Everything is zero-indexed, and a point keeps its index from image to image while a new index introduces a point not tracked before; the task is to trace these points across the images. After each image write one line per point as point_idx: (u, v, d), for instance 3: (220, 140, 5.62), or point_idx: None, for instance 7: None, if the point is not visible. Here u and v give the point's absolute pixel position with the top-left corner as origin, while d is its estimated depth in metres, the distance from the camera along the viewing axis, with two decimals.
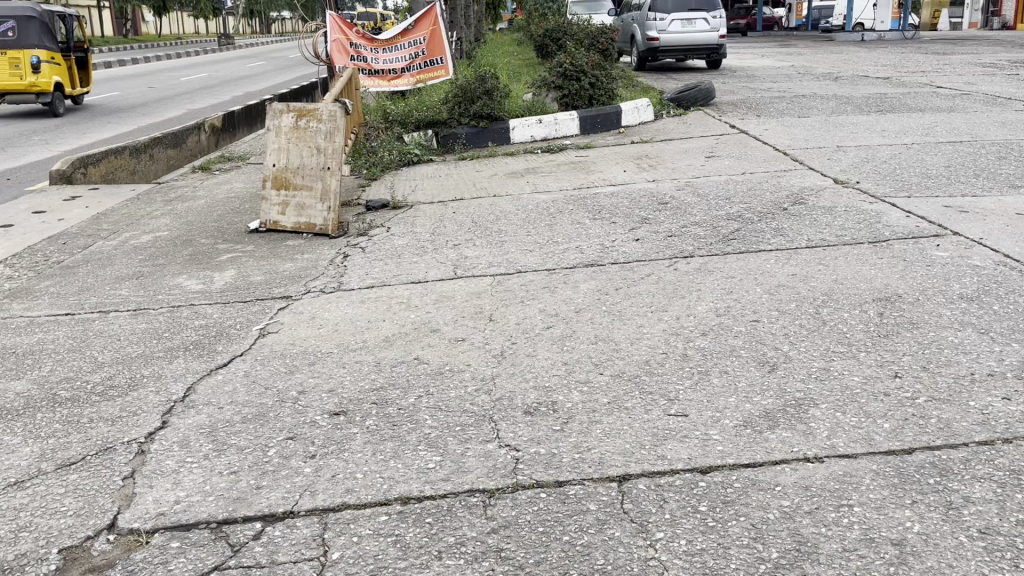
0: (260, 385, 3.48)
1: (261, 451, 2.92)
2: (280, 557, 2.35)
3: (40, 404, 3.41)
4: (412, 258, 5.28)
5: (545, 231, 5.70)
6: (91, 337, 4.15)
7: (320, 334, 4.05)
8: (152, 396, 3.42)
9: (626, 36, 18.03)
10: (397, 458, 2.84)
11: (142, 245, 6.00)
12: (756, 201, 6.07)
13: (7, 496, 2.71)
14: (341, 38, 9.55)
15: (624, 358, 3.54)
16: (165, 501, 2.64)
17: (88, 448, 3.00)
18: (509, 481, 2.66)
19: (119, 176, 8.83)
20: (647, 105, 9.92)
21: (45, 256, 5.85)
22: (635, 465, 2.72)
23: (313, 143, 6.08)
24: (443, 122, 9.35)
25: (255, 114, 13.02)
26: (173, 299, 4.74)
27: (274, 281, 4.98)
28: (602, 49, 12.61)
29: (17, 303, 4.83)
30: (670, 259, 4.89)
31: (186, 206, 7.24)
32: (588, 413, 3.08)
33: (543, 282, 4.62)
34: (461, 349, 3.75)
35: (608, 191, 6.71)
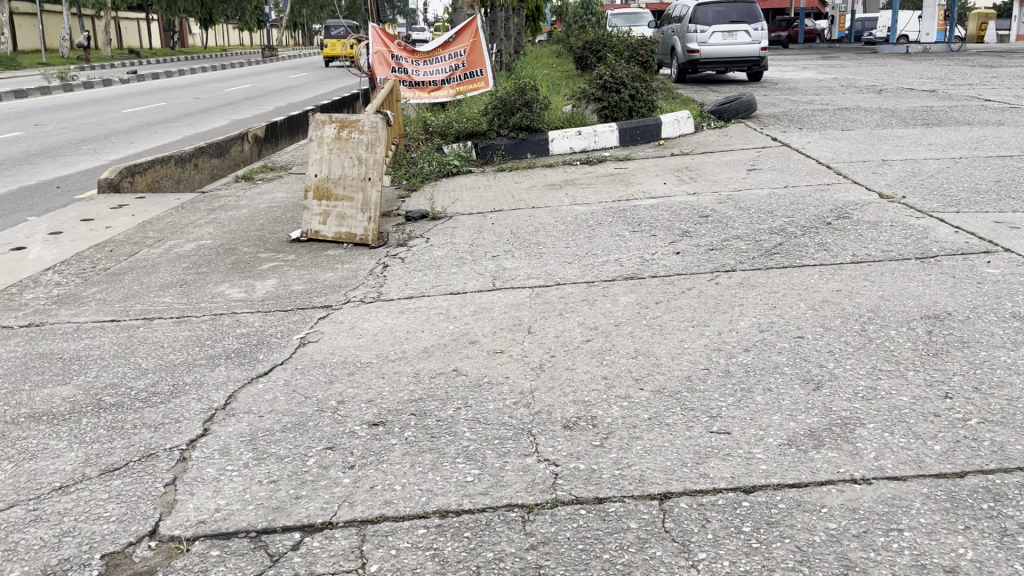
0: (301, 394, 3.50)
1: (300, 460, 2.93)
2: (317, 568, 2.34)
3: (85, 409, 3.46)
4: (451, 269, 5.29)
5: (584, 243, 5.67)
6: (135, 344, 4.21)
7: (359, 344, 4.06)
8: (194, 403, 3.45)
9: (667, 48, 17.98)
10: (435, 470, 2.82)
11: (185, 253, 6.09)
12: (799, 214, 5.98)
13: (51, 501, 2.75)
14: (382, 50, 9.67)
15: (665, 373, 3.49)
16: (205, 509, 2.66)
17: (131, 454, 3.04)
18: (548, 496, 2.63)
19: (165, 184, 9.01)
20: (688, 117, 9.88)
21: (92, 262, 5.96)
22: (676, 483, 2.67)
23: (355, 154, 6.12)
24: (482, 134, 9.38)
25: (297, 124, 13.22)
26: (215, 307, 4.79)
27: (314, 290, 5.02)
28: (640, 60, 12.59)
29: (64, 309, 4.92)
30: (711, 273, 4.84)
31: (229, 215, 7.36)
32: (627, 429, 3.04)
33: (582, 295, 4.59)
34: (500, 361, 3.73)
35: (647, 204, 6.67)
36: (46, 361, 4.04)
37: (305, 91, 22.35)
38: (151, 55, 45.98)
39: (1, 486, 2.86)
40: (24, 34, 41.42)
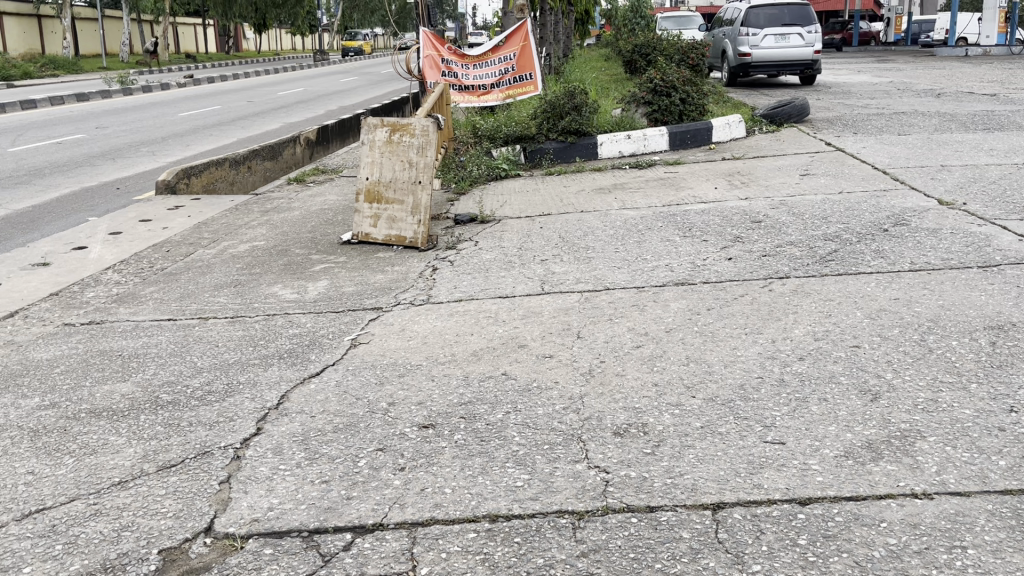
0: (352, 395, 3.53)
1: (352, 461, 2.96)
2: (368, 570, 2.35)
3: (143, 406, 3.53)
4: (500, 273, 5.29)
5: (634, 248, 5.62)
6: (191, 342, 4.29)
7: (408, 346, 4.08)
8: (247, 402, 3.50)
9: (718, 51, 17.78)
10: (485, 474, 2.82)
11: (239, 254, 6.20)
12: (854, 221, 5.86)
13: (111, 496, 2.81)
14: (433, 54, 9.74)
15: (717, 381, 3.44)
16: (259, 508, 2.69)
17: (187, 451, 3.09)
18: (599, 504, 2.61)
19: (220, 186, 9.18)
20: (739, 121, 9.76)
21: (150, 262, 6.09)
22: (730, 494, 2.63)
23: (406, 158, 6.16)
24: (531, 138, 9.32)
25: (348, 127, 13.37)
26: (268, 307, 4.86)
27: (365, 292, 5.06)
28: (690, 64, 12.47)
29: (124, 307, 5.03)
30: (764, 279, 4.76)
31: (282, 217, 7.46)
32: (679, 438, 3.00)
33: (632, 300, 4.55)
34: (549, 366, 3.72)
35: (698, 208, 6.59)
36: (106, 358, 4.14)
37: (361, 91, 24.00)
38: (207, 60, 46.92)
39: (64, 480, 2.93)
40: (86, 40, 42.68)
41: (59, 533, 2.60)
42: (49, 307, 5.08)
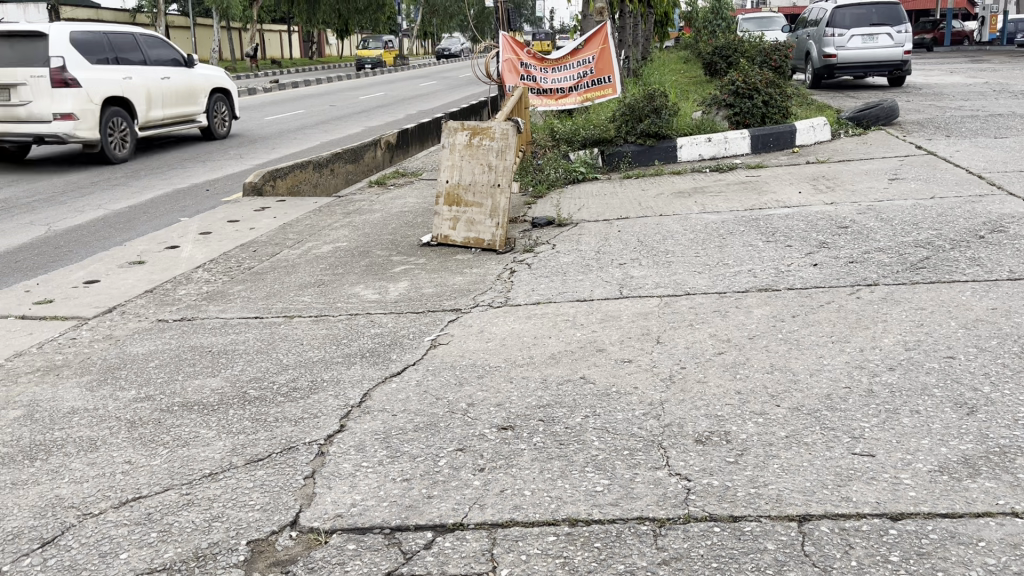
0: (432, 394, 3.57)
1: (432, 460, 2.99)
2: (449, 569, 2.37)
3: (232, 401, 3.64)
4: (578, 276, 5.28)
5: (715, 253, 5.54)
6: (277, 340, 4.40)
7: (488, 348, 4.10)
8: (331, 399, 3.58)
9: (801, 53, 17.36)
10: (564, 478, 2.81)
11: (323, 255, 6.33)
12: (947, 227, 5.65)
13: (201, 487, 2.90)
14: (512, 57, 9.87)
15: (803, 390, 3.35)
16: (342, 503, 2.74)
17: (274, 446, 3.17)
18: (680, 512, 2.57)
19: (303, 188, 9.41)
20: (824, 124, 9.51)
21: (238, 262, 6.28)
22: (817, 506, 2.56)
23: (485, 161, 6.20)
24: (609, 141, 9.29)
25: (428, 130, 13.54)
26: (351, 307, 4.95)
27: (444, 294, 5.11)
28: (772, 66, 12.24)
29: (214, 305, 5.20)
30: (852, 286, 4.62)
31: (363, 219, 7.60)
32: (764, 447, 2.94)
33: (713, 306, 4.48)
34: (628, 371, 3.68)
35: (781, 213, 6.45)
36: (197, 354, 4.29)
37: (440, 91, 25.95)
38: (291, 65, 48.02)
39: (157, 470, 3.05)
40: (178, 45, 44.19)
41: (154, 521, 2.71)
42: (144, 304, 5.29)
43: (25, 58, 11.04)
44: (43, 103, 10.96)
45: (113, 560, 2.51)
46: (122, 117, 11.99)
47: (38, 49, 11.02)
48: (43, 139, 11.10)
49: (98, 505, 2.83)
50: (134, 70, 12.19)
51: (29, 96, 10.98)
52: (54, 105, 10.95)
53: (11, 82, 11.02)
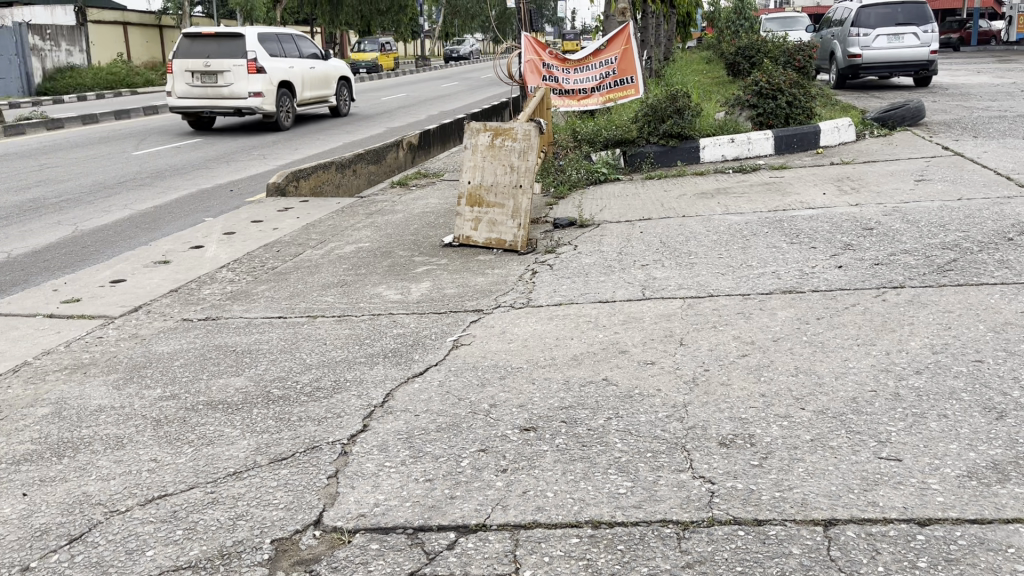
0: (455, 395, 3.57)
1: (454, 461, 2.99)
2: (471, 570, 2.37)
3: (256, 400, 3.66)
4: (600, 277, 5.27)
5: (738, 254, 5.50)
6: (300, 340, 4.42)
7: (509, 350, 4.09)
8: (354, 399, 3.59)
9: (825, 53, 17.22)
10: (587, 480, 2.80)
11: (346, 255, 6.36)
12: (975, 229, 5.57)
13: (226, 485, 2.92)
14: (534, 59, 9.77)
15: (828, 394, 3.32)
16: (365, 503, 2.75)
17: (298, 445, 3.19)
18: (704, 515, 2.56)
19: (326, 189, 9.46)
20: (849, 125, 9.42)
21: (261, 262, 6.32)
22: (842, 510, 2.53)
23: (507, 162, 6.20)
24: (631, 142, 9.26)
25: (450, 130, 13.57)
26: (374, 307, 4.97)
27: (466, 294, 5.12)
28: (796, 66, 12.15)
29: (238, 304, 5.25)
30: (877, 289, 4.58)
31: (386, 219, 7.63)
32: (788, 450, 2.92)
33: (736, 308, 4.45)
34: (651, 373, 3.66)
35: (805, 214, 6.40)
36: (221, 353, 4.32)
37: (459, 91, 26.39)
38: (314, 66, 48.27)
39: (183, 468, 3.07)
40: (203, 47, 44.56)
41: (179, 519, 2.73)
42: (169, 303, 5.34)
43: (227, 51, 14.97)
44: (240, 85, 14.90)
45: (139, 557, 2.54)
46: (288, 97, 16.09)
47: (238, 46, 14.99)
48: (240, 111, 15.14)
49: (124, 502, 2.86)
50: (293, 60, 16.22)
51: (231, 79, 14.94)
52: (249, 85, 14.92)
53: (217, 69, 14.98)
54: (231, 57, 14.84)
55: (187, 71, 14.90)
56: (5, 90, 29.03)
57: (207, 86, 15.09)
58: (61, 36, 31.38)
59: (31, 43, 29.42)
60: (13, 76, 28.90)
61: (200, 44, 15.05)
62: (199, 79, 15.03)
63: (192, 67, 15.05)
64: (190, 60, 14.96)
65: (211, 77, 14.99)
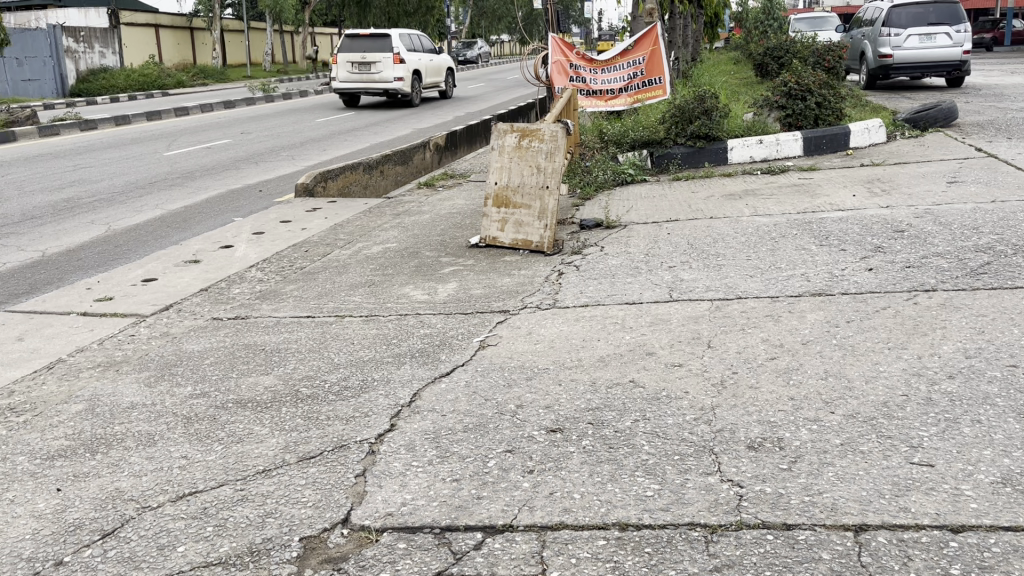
0: (481, 396, 3.57)
1: (481, 461, 2.99)
2: (499, 570, 2.38)
3: (285, 398, 3.69)
4: (626, 279, 5.24)
5: (767, 256, 5.47)
6: (328, 339, 4.46)
7: (536, 350, 4.09)
8: (382, 399, 3.61)
9: (856, 54, 17.04)
10: (614, 482, 2.80)
11: (373, 255, 6.40)
12: (1010, 231, 5.49)
13: (255, 483, 2.95)
14: (561, 59, 9.77)
15: (858, 398, 3.29)
16: (393, 502, 2.76)
17: (326, 444, 3.21)
18: (732, 518, 2.54)
19: (354, 189, 9.53)
20: (880, 126, 9.30)
21: (290, 261, 6.38)
22: (873, 516, 2.50)
23: (534, 163, 6.21)
24: (659, 143, 9.20)
25: (477, 132, 13.60)
26: (401, 307, 4.99)
27: (492, 295, 5.13)
28: (826, 67, 12.04)
29: (267, 304, 5.29)
30: (909, 292, 4.52)
31: (413, 219, 7.66)
32: (818, 454, 2.89)
33: (765, 310, 4.42)
34: (679, 375, 3.65)
35: (835, 216, 6.34)
36: (250, 352, 4.36)
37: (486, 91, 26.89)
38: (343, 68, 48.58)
39: (213, 465, 3.11)
40: (233, 49, 45.09)
41: (210, 515, 2.76)
42: (200, 302, 5.41)
43: (379, 47, 20.58)
44: (389, 72, 20.53)
45: (170, 553, 2.57)
46: (418, 83, 21.78)
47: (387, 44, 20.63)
48: (389, 93, 20.77)
49: (156, 498, 2.90)
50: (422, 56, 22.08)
51: (382, 69, 20.53)
52: (394, 72, 20.53)
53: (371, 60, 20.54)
54: (383, 52, 20.56)
55: (348, 61, 20.32)
56: (40, 91, 29.74)
57: (364, 73, 20.69)
58: (95, 37, 31.99)
59: (66, 45, 30.02)
60: (49, 77, 29.60)
61: (359, 44, 20.70)
62: (357, 69, 20.58)
63: (353, 60, 20.66)
64: (350, 53, 20.42)
65: (367, 66, 20.57)
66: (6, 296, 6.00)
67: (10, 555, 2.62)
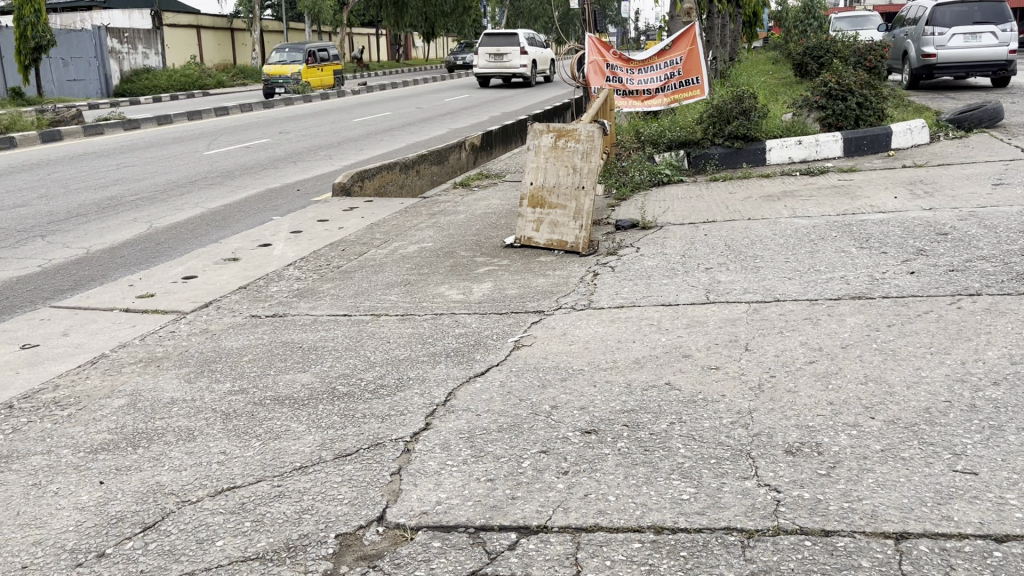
0: (515, 396, 3.57)
1: (516, 461, 2.99)
2: (533, 571, 2.37)
3: (321, 396, 3.73)
4: (662, 280, 5.21)
5: (806, 258, 5.39)
6: (364, 338, 4.49)
7: (570, 352, 4.08)
8: (417, 398, 3.62)
9: (897, 54, 16.80)
10: (649, 484, 2.78)
11: (409, 255, 6.42)
12: None
13: (293, 479, 2.98)
14: (598, 60, 9.77)
15: (899, 404, 3.23)
16: (428, 501, 2.77)
17: (362, 442, 3.23)
18: (770, 523, 2.51)
19: (390, 188, 9.59)
20: (923, 126, 9.13)
21: (327, 260, 6.43)
22: (915, 524, 2.46)
23: (570, 163, 6.19)
24: (696, 143, 9.14)
25: (512, 132, 13.59)
26: (436, 307, 5.01)
27: (527, 295, 5.13)
28: (867, 66, 11.85)
29: (304, 302, 5.35)
30: (952, 296, 4.43)
31: (448, 219, 7.68)
32: (858, 460, 2.84)
33: (804, 313, 4.36)
34: (715, 378, 3.62)
35: (875, 218, 6.24)
36: (289, 349, 4.41)
37: (523, 92, 26.92)
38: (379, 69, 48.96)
39: (251, 461, 3.14)
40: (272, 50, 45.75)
41: (248, 511, 2.79)
42: (239, 299, 5.48)
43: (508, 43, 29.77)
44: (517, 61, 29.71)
45: (209, 547, 2.60)
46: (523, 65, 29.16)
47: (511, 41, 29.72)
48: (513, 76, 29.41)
49: (195, 493, 2.94)
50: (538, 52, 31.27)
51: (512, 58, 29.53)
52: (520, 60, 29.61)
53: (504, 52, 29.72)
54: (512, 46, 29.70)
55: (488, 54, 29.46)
56: (85, 91, 30.46)
57: (497, 61, 29.72)
58: (138, 38, 32.58)
59: (110, 46, 30.63)
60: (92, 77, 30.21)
61: (499, 41, 30.02)
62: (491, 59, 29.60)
63: (491, 52, 29.84)
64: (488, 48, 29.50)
65: (501, 56, 29.63)
66: (51, 291, 6.14)
67: (53, 547, 2.68)
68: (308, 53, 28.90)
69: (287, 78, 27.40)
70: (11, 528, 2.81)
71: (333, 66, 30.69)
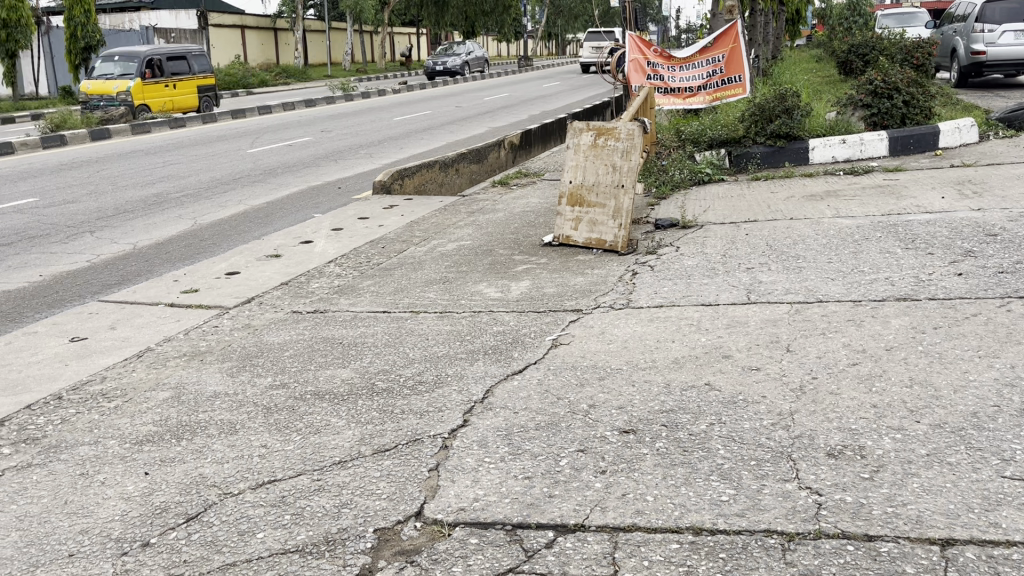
0: (553, 394, 3.57)
1: (553, 459, 2.99)
2: (570, 570, 2.37)
3: (361, 392, 3.76)
4: (702, 280, 5.16)
5: (849, 259, 5.31)
6: (404, 334, 4.52)
7: (609, 350, 4.07)
8: (456, 394, 3.64)
9: (946, 50, 16.48)
10: (688, 485, 2.75)
11: (447, 253, 6.44)
12: None
13: (332, 473, 3.01)
14: (638, 57, 9.68)
15: (945, 407, 3.16)
16: (466, 497, 2.78)
17: (400, 438, 3.26)
18: (811, 527, 2.48)
19: (429, 187, 9.62)
20: (972, 125, 8.95)
21: (367, 258, 6.49)
22: (962, 530, 2.41)
23: (610, 161, 6.17)
24: (738, 141, 9.04)
25: (552, 131, 13.55)
26: (474, 304, 5.03)
27: (566, 294, 5.11)
28: (915, 64, 11.62)
29: (344, 298, 5.40)
30: (1001, 298, 4.33)
31: (487, 218, 7.70)
32: (902, 465, 2.79)
33: (847, 315, 4.29)
34: (756, 379, 3.57)
35: (922, 218, 6.12)
36: (329, 345, 4.46)
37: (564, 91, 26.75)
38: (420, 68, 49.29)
39: (291, 455, 3.18)
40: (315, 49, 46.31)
41: (288, 504, 2.83)
42: (280, 295, 5.55)
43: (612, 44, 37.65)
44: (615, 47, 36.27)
45: (250, 538, 2.64)
46: None
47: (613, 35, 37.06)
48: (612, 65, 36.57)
49: (237, 486, 2.98)
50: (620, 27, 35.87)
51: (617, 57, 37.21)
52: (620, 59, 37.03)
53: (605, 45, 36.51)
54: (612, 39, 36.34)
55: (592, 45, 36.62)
56: None
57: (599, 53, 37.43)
58: (184, 39, 33.22)
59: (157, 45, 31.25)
60: None
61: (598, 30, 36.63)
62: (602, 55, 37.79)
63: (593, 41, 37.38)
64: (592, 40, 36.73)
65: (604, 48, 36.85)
66: (99, 286, 6.26)
67: (100, 535, 2.74)
68: (145, 63, 19.79)
69: (111, 98, 19.13)
70: (59, 517, 2.88)
71: (195, 80, 21.26)
